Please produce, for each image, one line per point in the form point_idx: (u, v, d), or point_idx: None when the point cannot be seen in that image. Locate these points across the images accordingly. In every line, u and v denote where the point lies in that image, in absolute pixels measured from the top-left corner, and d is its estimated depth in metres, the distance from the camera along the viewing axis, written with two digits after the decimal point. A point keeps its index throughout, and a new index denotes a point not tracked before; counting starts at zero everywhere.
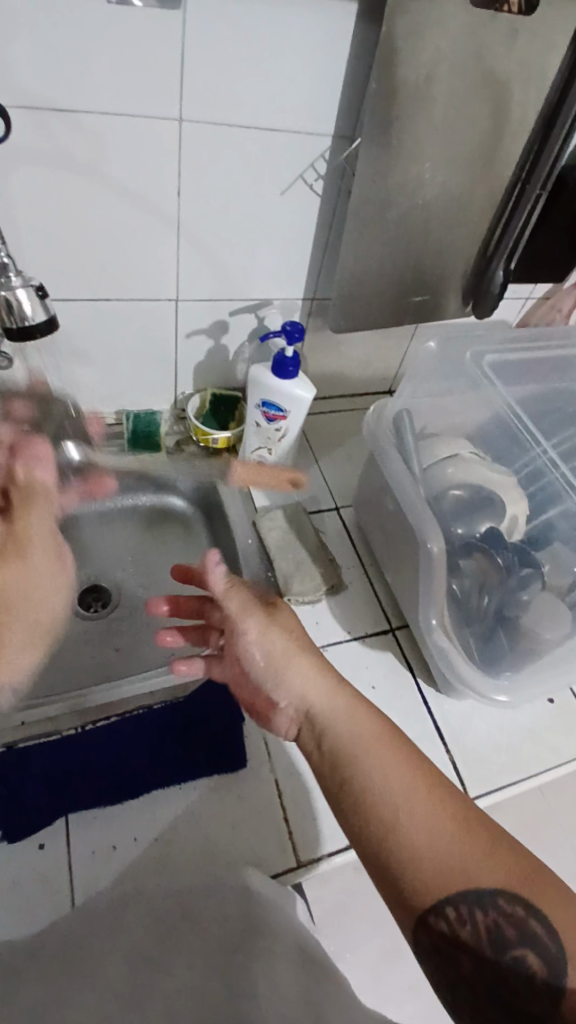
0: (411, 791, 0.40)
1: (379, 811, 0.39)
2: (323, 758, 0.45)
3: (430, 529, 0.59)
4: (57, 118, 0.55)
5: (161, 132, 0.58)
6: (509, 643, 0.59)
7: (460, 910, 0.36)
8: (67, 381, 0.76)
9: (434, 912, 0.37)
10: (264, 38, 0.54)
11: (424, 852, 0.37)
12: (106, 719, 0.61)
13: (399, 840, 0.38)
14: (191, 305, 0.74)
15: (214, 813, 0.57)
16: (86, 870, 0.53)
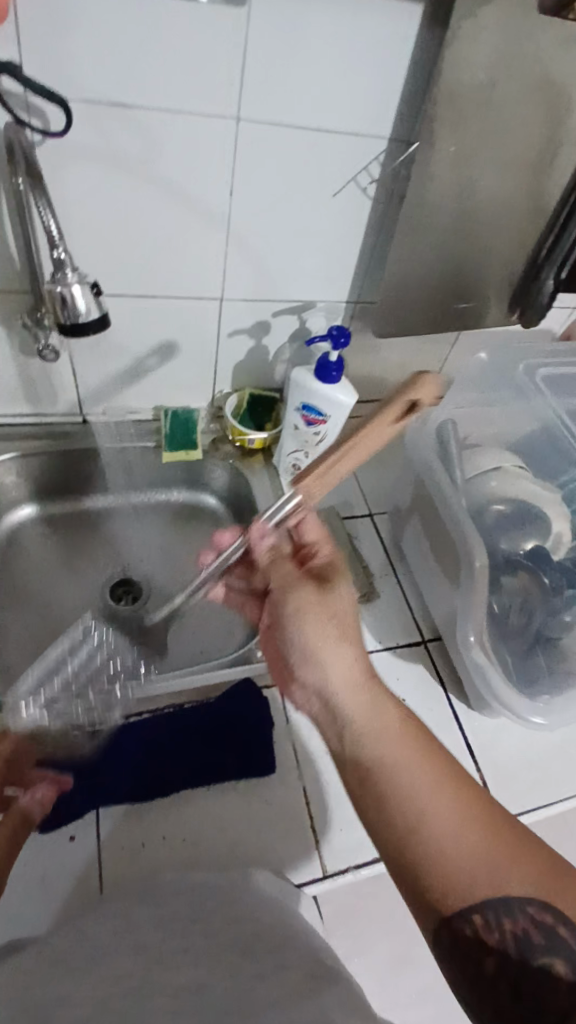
0: (433, 788, 0.40)
1: (404, 807, 0.39)
2: (345, 751, 0.44)
3: (473, 543, 0.59)
4: (114, 115, 0.55)
5: (216, 132, 0.58)
6: (548, 664, 0.59)
7: (487, 915, 0.36)
8: (109, 376, 0.76)
9: (458, 914, 0.36)
10: (325, 40, 0.54)
11: (448, 848, 0.37)
12: (138, 715, 0.61)
13: (423, 838, 0.38)
14: (235, 304, 0.73)
15: (241, 816, 0.57)
16: (114, 862, 0.53)
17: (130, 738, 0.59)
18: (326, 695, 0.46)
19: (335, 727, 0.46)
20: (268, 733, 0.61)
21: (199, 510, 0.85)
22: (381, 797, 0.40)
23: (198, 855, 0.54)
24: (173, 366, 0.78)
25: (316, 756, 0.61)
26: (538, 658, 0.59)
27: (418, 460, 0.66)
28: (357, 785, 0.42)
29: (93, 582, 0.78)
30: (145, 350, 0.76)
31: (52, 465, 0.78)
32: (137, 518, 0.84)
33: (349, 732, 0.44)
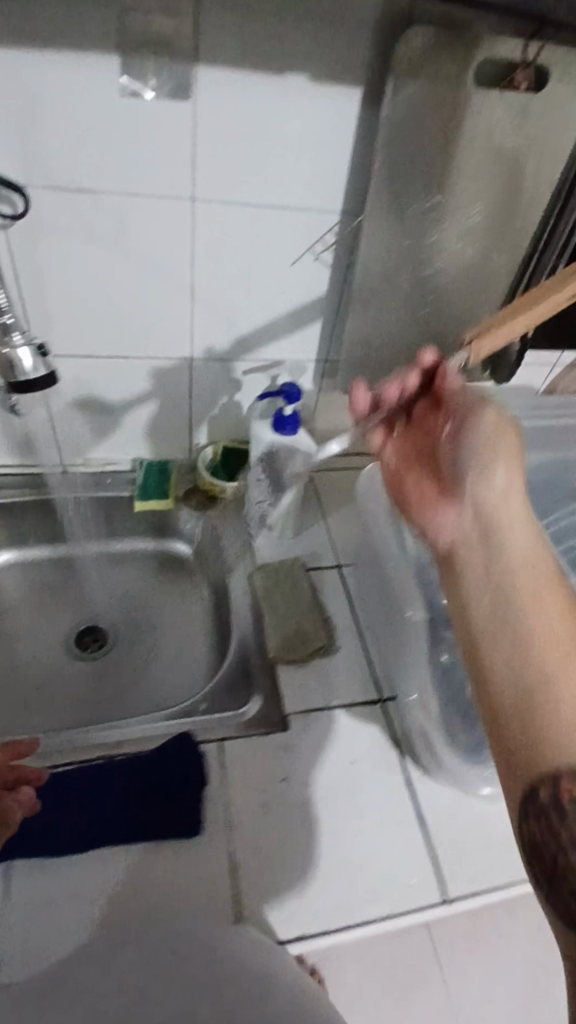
0: (564, 665, 0.33)
1: (529, 650, 0.34)
2: (476, 602, 0.39)
3: (409, 589, 0.63)
4: (83, 198, 0.60)
5: (174, 210, 0.63)
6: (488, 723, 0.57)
7: (572, 827, 0.28)
8: (87, 429, 0.80)
9: (542, 794, 0.30)
10: (269, 126, 0.58)
11: (566, 716, 0.31)
12: (71, 764, 0.60)
13: (545, 696, 0.32)
14: (205, 364, 0.77)
15: (161, 881, 0.53)
16: (18, 926, 0.49)
17: (58, 791, 0.57)
18: (487, 527, 0.42)
19: (482, 564, 0.41)
20: (201, 792, 0.58)
21: (175, 559, 0.86)
22: (485, 621, 0.37)
23: (110, 922, 0.50)
24: (149, 421, 0.81)
25: (251, 818, 0.57)
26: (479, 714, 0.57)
27: (364, 512, 0.70)
28: (485, 618, 0.38)
29: (64, 629, 0.82)
30: (123, 405, 0.79)
31: (29, 516, 0.81)
32: (112, 565, 0.86)
33: (501, 568, 0.39)
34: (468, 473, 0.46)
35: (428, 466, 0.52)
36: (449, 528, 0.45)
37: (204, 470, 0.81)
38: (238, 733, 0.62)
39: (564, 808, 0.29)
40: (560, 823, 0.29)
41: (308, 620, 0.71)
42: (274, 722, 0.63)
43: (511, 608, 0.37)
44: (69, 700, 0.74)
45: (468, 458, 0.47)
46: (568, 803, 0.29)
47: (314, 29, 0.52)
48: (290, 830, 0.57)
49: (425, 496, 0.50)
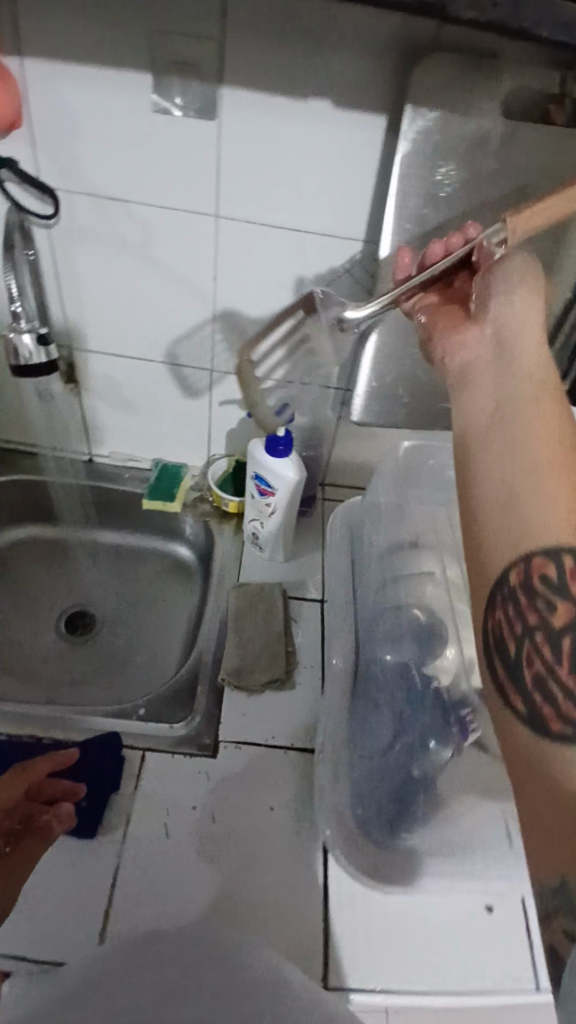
0: (548, 473, 0.28)
1: (509, 420, 0.32)
2: (476, 366, 0.38)
3: (343, 647, 0.61)
4: (115, 207, 0.64)
5: (198, 224, 0.64)
6: (402, 799, 0.51)
7: (543, 596, 0.26)
8: (110, 428, 0.83)
9: (512, 594, 0.27)
10: (292, 147, 0.58)
11: (537, 509, 0.27)
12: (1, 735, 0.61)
13: (518, 509, 0.28)
14: (224, 378, 0.77)
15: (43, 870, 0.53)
16: None
17: None
18: (497, 337, 0.39)
19: (489, 338, 0.39)
20: (108, 793, 0.57)
21: (176, 564, 0.88)
22: (481, 420, 0.33)
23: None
24: (169, 426, 0.83)
25: (147, 839, 0.56)
26: (392, 787, 0.51)
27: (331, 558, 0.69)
28: (480, 360, 0.39)
29: (59, 608, 0.84)
30: (146, 406, 0.81)
31: (48, 497, 0.86)
32: (116, 557, 0.89)
33: (508, 347, 0.37)
34: (497, 300, 0.42)
35: (454, 311, 0.47)
36: (476, 336, 0.41)
37: (211, 482, 0.81)
38: (164, 748, 0.61)
39: (531, 586, 0.26)
40: (529, 603, 0.27)
41: (269, 650, 0.69)
42: (204, 745, 0.62)
43: (507, 410, 0.32)
44: (39, 677, 0.77)
45: (496, 288, 0.43)
46: (538, 592, 0.26)
47: (338, 53, 0.52)
48: (186, 861, 0.54)
49: (454, 318, 0.46)
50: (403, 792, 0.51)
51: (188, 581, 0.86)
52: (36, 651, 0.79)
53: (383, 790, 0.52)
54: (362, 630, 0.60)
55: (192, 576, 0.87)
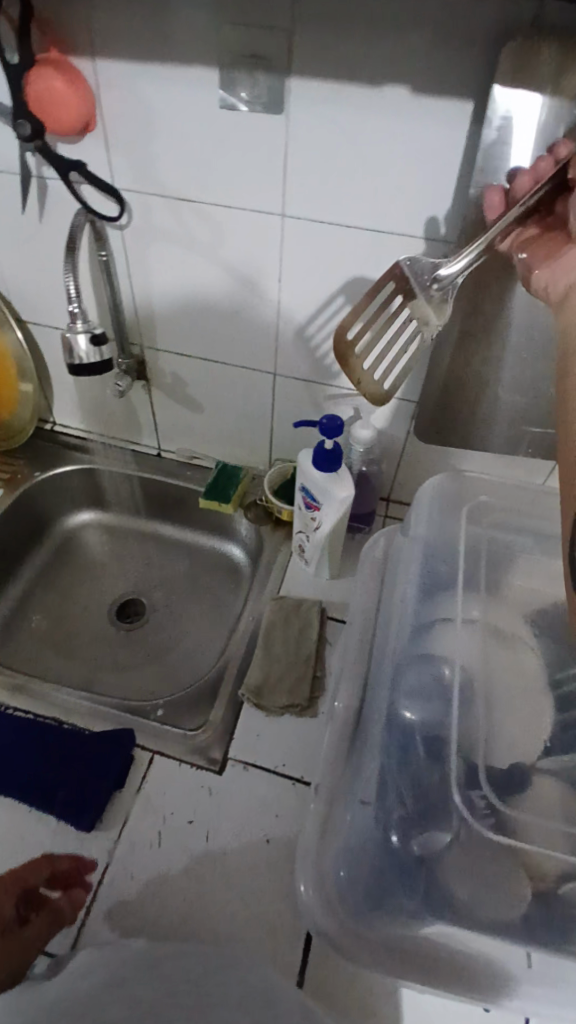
0: None
1: None
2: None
3: (349, 686, 0.52)
4: (186, 207, 0.62)
5: (267, 226, 0.61)
6: (398, 884, 0.42)
7: None
8: (178, 424, 0.84)
9: None
10: (365, 141, 0.53)
11: None
12: (30, 714, 0.65)
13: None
14: (288, 383, 0.75)
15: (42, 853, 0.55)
16: None
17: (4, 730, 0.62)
18: None
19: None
20: (111, 790, 0.58)
21: (229, 564, 0.88)
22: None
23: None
24: (233, 426, 0.82)
25: (140, 849, 0.55)
26: (388, 864, 0.43)
27: (356, 584, 0.60)
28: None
29: (116, 592, 0.88)
30: (211, 405, 0.81)
31: (117, 486, 0.89)
32: (175, 550, 0.91)
33: None
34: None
35: (556, 241, 0.46)
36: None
37: (267, 488, 0.79)
38: (174, 754, 0.61)
39: None
40: None
41: (295, 669, 0.66)
42: (212, 757, 0.61)
43: None
44: (83, 658, 0.80)
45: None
46: None
47: (416, 38, 0.46)
48: (174, 875, 0.54)
49: (555, 247, 0.45)
50: (402, 873, 0.42)
51: (238, 582, 0.86)
52: (87, 634, 0.83)
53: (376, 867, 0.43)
54: (371, 675, 0.52)
55: (243, 578, 0.86)
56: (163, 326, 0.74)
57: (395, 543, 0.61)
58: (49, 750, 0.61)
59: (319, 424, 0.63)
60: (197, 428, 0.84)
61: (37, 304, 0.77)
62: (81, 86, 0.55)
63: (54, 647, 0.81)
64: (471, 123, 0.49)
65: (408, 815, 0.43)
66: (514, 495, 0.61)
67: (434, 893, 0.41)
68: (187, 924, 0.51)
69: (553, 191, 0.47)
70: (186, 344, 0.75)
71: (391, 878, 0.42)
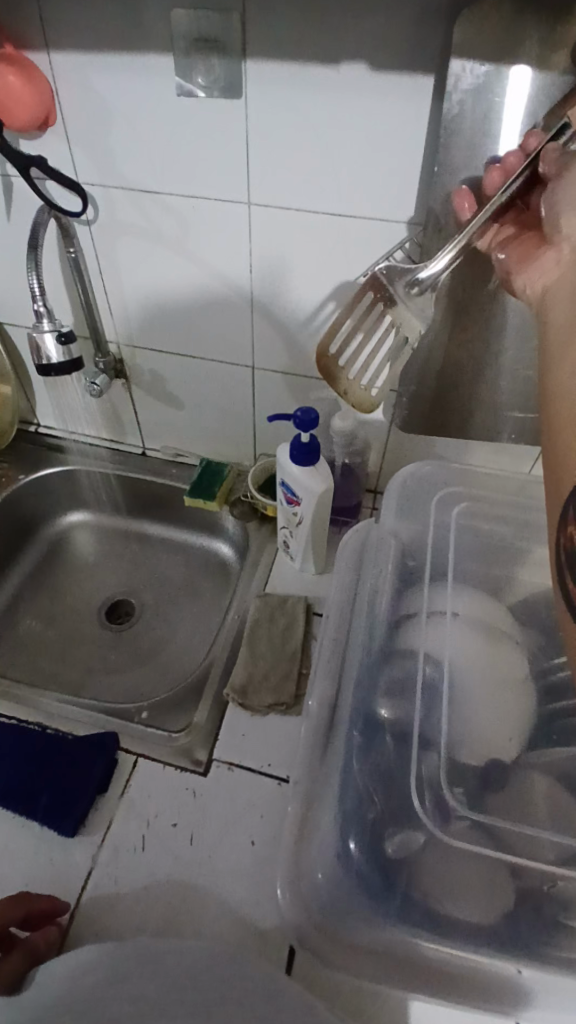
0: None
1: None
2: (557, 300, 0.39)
3: (323, 685, 0.50)
4: (151, 199, 0.61)
5: (233, 216, 0.60)
6: (375, 892, 0.40)
7: None
8: (161, 422, 0.83)
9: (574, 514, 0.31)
10: (326, 122, 0.51)
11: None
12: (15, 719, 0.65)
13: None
14: (267, 376, 0.73)
15: (24, 858, 0.54)
16: None
17: None
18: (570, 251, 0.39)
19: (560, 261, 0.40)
20: (92, 794, 0.57)
21: (218, 562, 0.87)
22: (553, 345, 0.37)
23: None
24: (216, 422, 0.81)
25: (123, 851, 0.55)
26: (364, 872, 0.41)
27: (334, 577, 0.58)
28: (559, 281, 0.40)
29: (106, 592, 0.87)
30: (192, 402, 0.79)
31: (103, 487, 0.89)
32: (164, 550, 0.90)
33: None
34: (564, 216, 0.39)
35: (532, 237, 0.44)
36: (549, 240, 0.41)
37: (251, 483, 0.78)
38: (158, 756, 0.61)
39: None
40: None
41: (279, 666, 0.65)
42: (196, 758, 0.60)
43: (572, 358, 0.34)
44: (72, 660, 0.79)
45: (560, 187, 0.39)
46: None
47: (370, 11, 0.45)
48: (158, 878, 0.53)
49: (530, 241, 0.44)
50: (378, 881, 0.40)
51: (227, 580, 0.85)
52: (76, 636, 0.82)
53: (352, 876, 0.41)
54: (345, 671, 0.50)
55: (231, 576, 0.85)
56: (138, 323, 0.73)
57: (374, 534, 0.59)
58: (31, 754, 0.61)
59: (294, 417, 0.62)
60: (180, 425, 0.83)
61: (14, 304, 0.76)
62: (37, 80, 0.54)
63: (44, 650, 0.80)
64: (433, 98, 0.47)
65: (382, 818, 0.42)
66: (495, 483, 0.59)
67: (411, 898, 0.39)
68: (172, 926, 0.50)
69: (526, 186, 0.45)
70: (163, 339, 0.73)
71: (368, 888, 0.41)
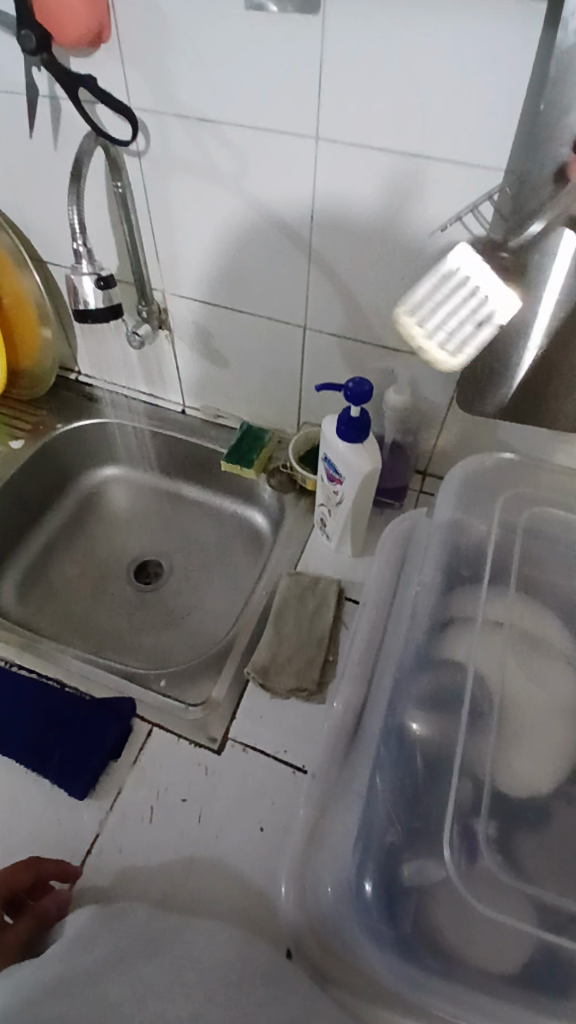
0: None
1: None
2: None
3: (351, 686, 0.48)
4: (208, 131, 0.55)
5: (298, 152, 0.53)
6: (383, 916, 0.38)
7: None
8: (204, 380, 0.79)
9: None
10: (414, 45, 0.44)
11: None
12: (35, 673, 0.64)
13: None
14: (319, 338, 0.67)
15: (34, 813, 0.54)
16: None
17: (8, 686, 0.62)
18: None
19: None
20: (105, 760, 0.56)
21: (251, 531, 0.83)
22: None
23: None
24: (261, 384, 0.76)
25: (128, 821, 0.54)
26: (374, 894, 0.38)
27: (375, 572, 0.54)
28: None
29: (135, 550, 0.85)
30: (238, 360, 0.75)
31: (140, 442, 0.86)
32: (198, 512, 0.87)
33: None
34: None
35: None
36: None
37: (292, 453, 0.73)
38: (173, 728, 0.59)
39: None
40: None
41: (304, 651, 0.62)
42: (212, 735, 0.58)
43: None
44: (97, 616, 0.78)
45: None
46: None
47: None
48: (163, 853, 0.51)
49: None
50: (388, 908, 0.37)
51: (258, 551, 0.81)
52: (103, 592, 0.81)
53: (360, 891, 0.39)
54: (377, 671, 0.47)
55: (264, 547, 0.81)
56: (186, 271, 0.68)
57: (426, 528, 0.55)
58: (49, 710, 0.60)
59: (345, 386, 0.57)
60: (223, 384, 0.79)
61: (60, 240, 0.72)
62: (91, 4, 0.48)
63: (69, 602, 0.79)
64: (549, 24, 0.39)
65: (400, 838, 0.39)
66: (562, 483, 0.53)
67: (421, 931, 0.36)
68: (172, 905, 0.49)
69: None
70: (210, 290, 0.68)
71: (376, 909, 0.38)
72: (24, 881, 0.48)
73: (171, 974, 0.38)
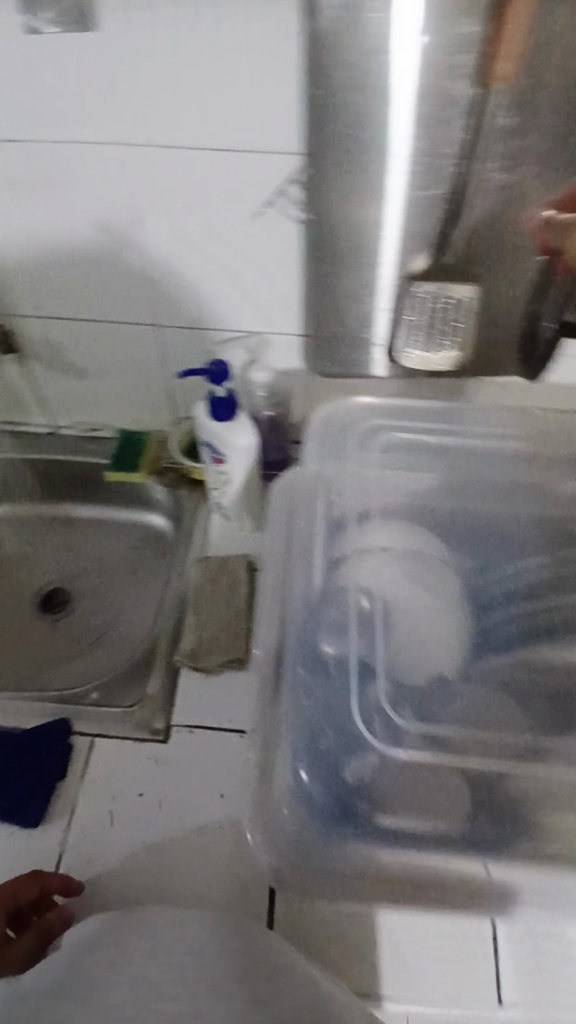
0: None
1: None
2: None
3: (268, 629, 0.49)
4: (17, 150, 0.56)
5: (110, 158, 0.56)
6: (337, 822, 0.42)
7: None
8: (73, 396, 0.80)
9: None
10: (190, 50, 0.48)
11: None
12: None
13: None
14: (173, 331, 0.70)
15: None
16: None
17: None
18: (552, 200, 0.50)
19: None
20: (54, 781, 0.56)
21: (152, 533, 0.85)
22: None
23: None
24: (129, 389, 0.78)
25: (91, 831, 0.54)
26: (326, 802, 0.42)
27: (271, 515, 0.55)
28: None
29: (40, 580, 0.84)
30: (101, 369, 0.76)
31: (19, 472, 0.84)
32: (96, 528, 0.87)
33: None
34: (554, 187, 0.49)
35: None
36: None
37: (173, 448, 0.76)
38: (116, 732, 0.60)
39: None
40: None
41: (227, 626, 0.64)
42: (156, 728, 0.60)
43: None
44: (14, 654, 0.76)
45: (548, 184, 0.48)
46: None
47: None
48: (132, 848, 0.52)
49: None
50: (340, 811, 0.42)
51: (164, 550, 0.83)
52: (15, 629, 0.79)
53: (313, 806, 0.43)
54: (289, 612, 0.50)
55: (168, 544, 0.83)
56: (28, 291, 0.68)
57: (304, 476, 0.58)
58: None
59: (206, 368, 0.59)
60: (92, 397, 0.80)
61: None
62: None
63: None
64: (300, 24, 0.45)
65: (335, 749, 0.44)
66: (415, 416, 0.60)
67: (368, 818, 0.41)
68: (153, 890, 0.50)
69: None
70: (57, 306, 0.69)
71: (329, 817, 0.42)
72: (29, 893, 0.48)
73: (158, 944, 0.39)
